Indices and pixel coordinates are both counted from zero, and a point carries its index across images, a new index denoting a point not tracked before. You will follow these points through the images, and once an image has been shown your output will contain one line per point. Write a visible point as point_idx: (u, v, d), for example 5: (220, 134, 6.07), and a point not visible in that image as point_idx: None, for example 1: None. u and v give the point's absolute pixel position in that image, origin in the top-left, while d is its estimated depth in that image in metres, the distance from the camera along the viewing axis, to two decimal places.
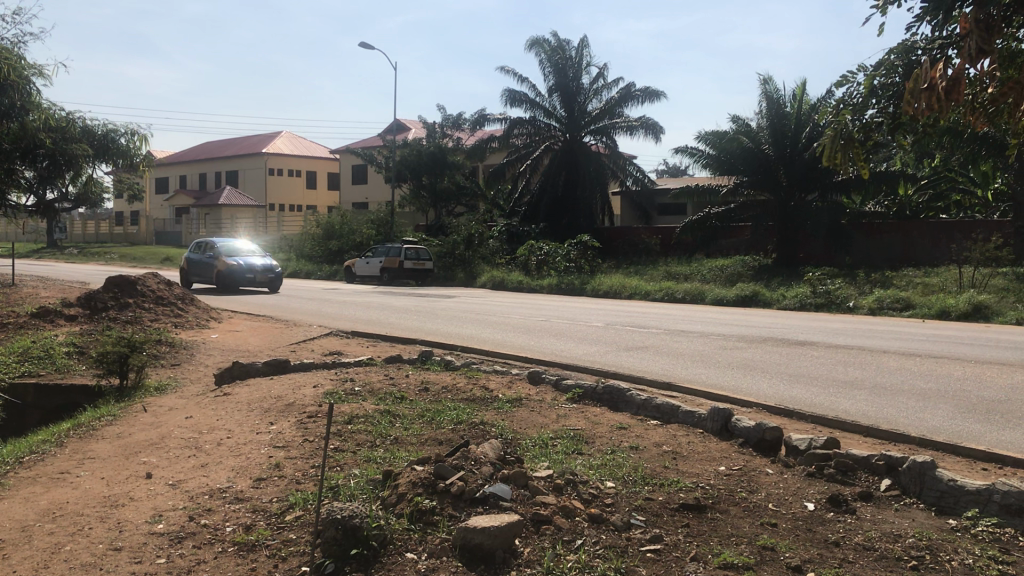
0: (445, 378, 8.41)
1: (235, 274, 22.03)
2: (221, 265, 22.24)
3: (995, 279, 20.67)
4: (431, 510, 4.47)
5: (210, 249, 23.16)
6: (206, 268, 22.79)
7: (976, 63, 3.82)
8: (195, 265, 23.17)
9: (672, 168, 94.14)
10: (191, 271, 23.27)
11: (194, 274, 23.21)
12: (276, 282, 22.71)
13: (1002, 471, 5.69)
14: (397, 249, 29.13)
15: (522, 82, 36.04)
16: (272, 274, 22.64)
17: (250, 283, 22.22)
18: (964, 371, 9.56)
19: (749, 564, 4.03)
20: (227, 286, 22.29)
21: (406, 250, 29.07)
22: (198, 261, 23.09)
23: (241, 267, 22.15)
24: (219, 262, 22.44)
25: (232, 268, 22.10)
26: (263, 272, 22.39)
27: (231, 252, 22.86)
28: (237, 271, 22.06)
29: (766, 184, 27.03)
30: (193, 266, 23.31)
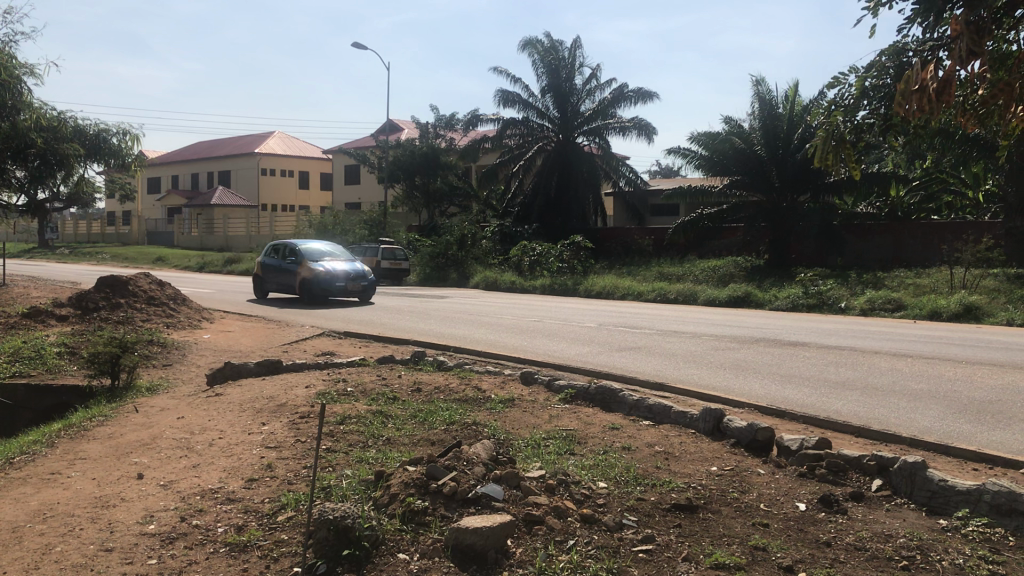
0: (438, 379, 8.41)
1: (322, 284, 18.48)
2: (306, 272, 18.65)
3: (986, 280, 20.72)
4: (423, 511, 4.47)
5: (288, 254, 19.63)
6: (288, 274, 19.21)
7: (967, 65, 3.85)
8: (274, 271, 19.61)
9: (664, 169, 94.30)
10: (268, 278, 19.75)
11: (272, 283, 19.72)
12: (368, 291, 19.11)
13: (992, 471, 5.71)
14: (374, 249, 28.65)
15: (515, 82, 36.04)
16: (363, 280, 19.03)
17: (338, 294, 18.59)
18: (955, 372, 9.60)
19: (741, 564, 4.03)
20: (312, 297, 18.67)
21: (384, 250, 28.77)
22: (277, 267, 19.57)
23: (327, 274, 18.55)
24: (303, 268, 18.83)
25: (318, 276, 18.51)
26: (355, 280, 18.80)
27: (315, 255, 19.28)
28: (324, 280, 18.47)
29: (758, 185, 27.10)
30: (270, 274, 19.82)
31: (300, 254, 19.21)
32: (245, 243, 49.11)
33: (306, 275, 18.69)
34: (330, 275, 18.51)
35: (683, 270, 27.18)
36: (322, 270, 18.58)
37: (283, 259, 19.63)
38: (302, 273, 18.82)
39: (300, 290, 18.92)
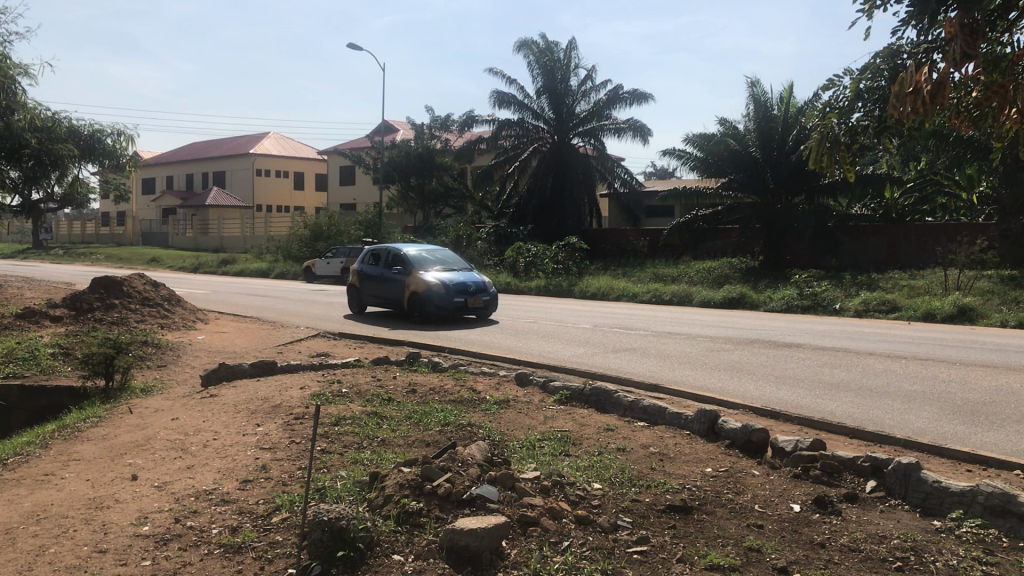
0: (433, 380, 8.40)
1: (435, 300, 14.50)
2: (417, 285, 14.76)
3: (980, 283, 20.76)
4: (418, 512, 4.47)
5: (390, 260, 15.76)
6: (392, 286, 15.39)
7: (961, 67, 3.86)
8: (375, 282, 15.80)
9: (660, 171, 94.29)
10: (368, 290, 15.98)
11: (372, 297, 15.93)
12: (490, 306, 15.07)
13: (986, 472, 5.72)
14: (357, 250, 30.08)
15: (511, 83, 36.07)
16: (485, 294, 15.04)
17: (455, 312, 14.58)
18: (951, 374, 9.61)
19: (736, 565, 4.04)
20: (423, 315, 14.76)
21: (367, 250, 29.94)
22: (378, 276, 15.78)
23: (441, 288, 14.55)
24: (411, 280, 14.95)
25: (432, 290, 14.54)
26: (475, 294, 14.77)
27: (426, 263, 15.34)
28: (438, 295, 14.49)
29: (752, 187, 27.15)
30: (368, 286, 16.02)
31: (407, 262, 15.28)
32: (240, 244, 49.08)
33: (416, 288, 14.80)
34: (446, 288, 14.54)
35: (677, 271, 27.21)
36: (435, 283, 14.63)
37: (384, 267, 15.78)
38: (411, 285, 14.90)
39: (407, 305, 15.07)
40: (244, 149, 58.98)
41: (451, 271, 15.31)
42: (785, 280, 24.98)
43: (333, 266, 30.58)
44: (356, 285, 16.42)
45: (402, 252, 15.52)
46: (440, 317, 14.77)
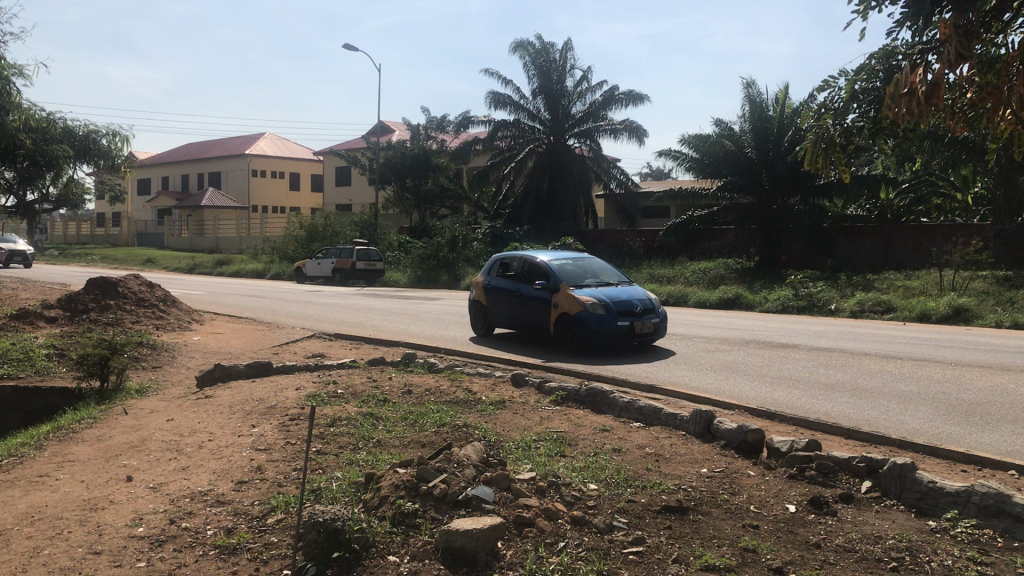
0: (429, 381, 8.39)
1: (591, 324, 10.83)
2: (568, 304, 11.13)
3: (975, 283, 20.81)
4: (414, 513, 4.47)
5: (528, 271, 12.16)
6: (531, 305, 11.84)
7: (955, 68, 3.86)
8: (510, 299, 12.24)
9: (656, 172, 94.47)
10: (498, 310, 12.51)
11: (506, 316, 12.37)
12: (661, 331, 11.27)
13: (981, 473, 5.73)
14: (349, 249, 30.23)
15: (507, 84, 36.07)
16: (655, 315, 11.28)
17: (618, 341, 10.86)
18: (946, 374, 9.63)
19: (731, 566, 4.04)
20: (578, 345, 11.12)
21: (358, 250, 30.17)
22: (512, 292, 12.26)
23: (599, 309, 10.86)
24: (558, 297, 11.33)
25: (588, 310, 10.86)
26: (641, 315, 11.01)
27: (574, 275, 11.70)
28: (595, 317, 10.81)
29: (748, 188, 27.20)
30: (500, 304, 12.47)
31: (553, 274, 11.62)
32: (236, 245, 49.02)
33: (566, 309, 11.19)
34: (606, 308, 10.83)
35: (673, 272, 27.23)
36: (591, 301, 10.94)
37: (519, 280, 12.23)
38: (561, 306, 11.27)
39: (553, 329, 11.46)
40: (240, 150, 58.91)
41: (610, 286, 11.59)
42: (780, 280, 25.02)
43: (324, 266, 30.74)
44: (482, 302, 12.93)
45: (543, 262, 11.87)
46: (599, 346, 11.04)
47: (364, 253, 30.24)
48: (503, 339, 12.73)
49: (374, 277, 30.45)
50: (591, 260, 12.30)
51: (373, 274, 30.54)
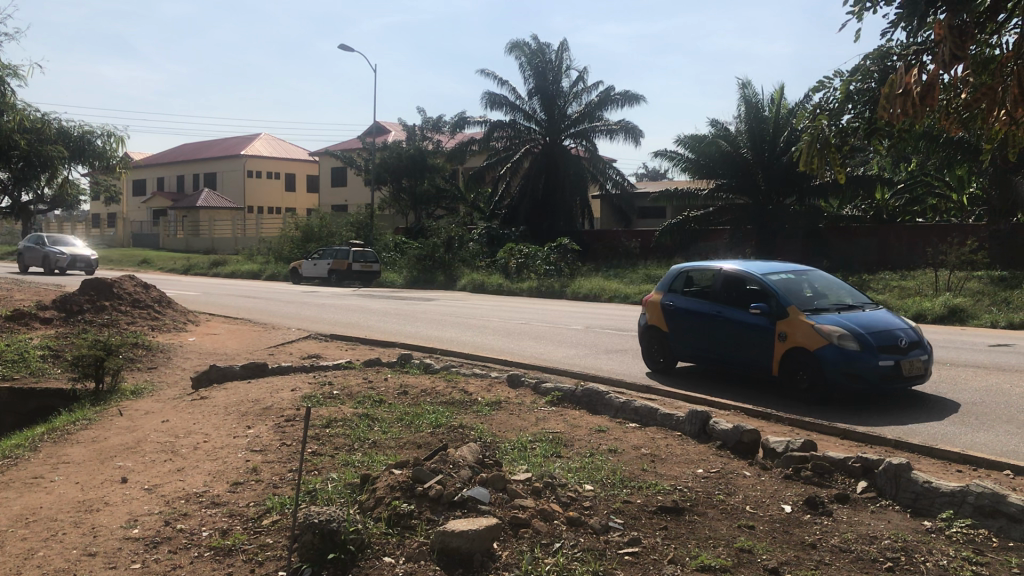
0: (424, 381, 8.39)
1: (839, 366, 7.71)
2: (802, 336, 8.00)
3: (970, 283, 20.86)
4: (409, 514, 4.46)
5: (732, 292, 9.00)
6: (736, 334, 8.71)
7: (950, 69, 3.86)
8: (705, 327, 9.06)
9: (651, 173, 94.59)
10: (681, 339, 9.39)
11: (699, 347, 9.17)
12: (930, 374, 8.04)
13: (976, 473, 5.74)
14: (345, 250, 30.18)
15: (502, 85, 36.07)
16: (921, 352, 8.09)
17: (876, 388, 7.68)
18: (941, 374, 9.64)
19: (727, 566, 4.04)
20: (816, 393, 7.96)
21: (354, 251, 30.11)
22: (705, 314, 9.11)
23: (851, 343, 7.74)
24: (787, 325, 8.17)
25: (833, 345, 7.75)
26: (907, 352, 7.80)
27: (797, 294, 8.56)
28: (843, 355, 7.70)
29: (744, 188, 27.23)
30: (689, 333, 9.29)
31: (776, 293, 8.45)
32: (231, 245, 48.97)
33: (800, 342, 8.05)
34: (860, 342, 7.71)
35: None
36: (838, 331, 7.81)
37: (718, 302, 9.03)
38: (792, 339, 8.11)
39: (779, 369, 8.30)
40: (236, 150, 58.83)
41: (845, 308, 8.46)
42: None
43: (320, 267, 30.69)
44: (658, 326, 9.73)
45: (756, 277, 8.77)
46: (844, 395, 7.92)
47: (360, 254, 30.24)
48: (686, 377, 9.58)
49: (369, 278, 30.43)
50: (816, 272, 9.15)
51: (368, 275, 30.52)
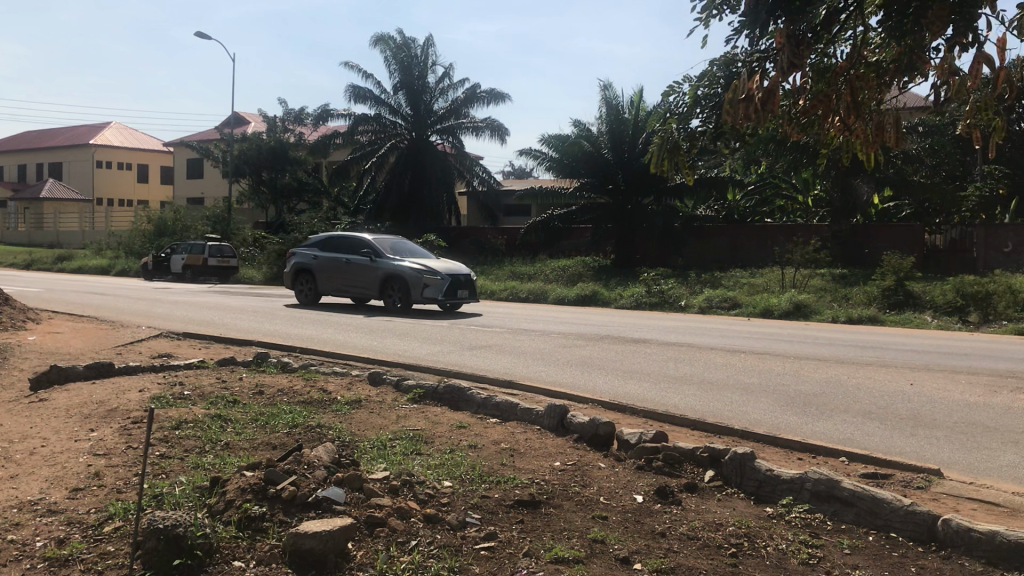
0: (281, 380, 8.21)
1: None
2: None
3: (813, 280, 22.04)
4: (261, 516, 4.35)
5: None
6: None
7: (788, 76, 4.05)
8: None
9: (517, 172, 96.08)
10: None
11: None
12: None
13: (815, 460, 6.06)
14: (200, 245, 29.13)
15: (367, 78, 35.74)
16: None
17: None
18: (784, 367, 10.13)
19: (580, 557, 4.12)
20: None
21: (210, 246, 29.13)
22: None
23: None
24: None
25: None
26: None
27: None
28: None
29: (604, 188, 27.93)
30: None
31: None
32: (79, 239, 46.57)
33: None
34: None
35: (533, 269, 27.64)
36: None
37: None
38: None
39: None
40: (83, 140, 55.97)
41: None
42: (633, 278, 25.87)
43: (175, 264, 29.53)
44: None
45: None
46: None
47: (218, 249, 29.24)
48: None
49: (227, 274, 29.49)
50: None
51: (225, 271, 29.57)
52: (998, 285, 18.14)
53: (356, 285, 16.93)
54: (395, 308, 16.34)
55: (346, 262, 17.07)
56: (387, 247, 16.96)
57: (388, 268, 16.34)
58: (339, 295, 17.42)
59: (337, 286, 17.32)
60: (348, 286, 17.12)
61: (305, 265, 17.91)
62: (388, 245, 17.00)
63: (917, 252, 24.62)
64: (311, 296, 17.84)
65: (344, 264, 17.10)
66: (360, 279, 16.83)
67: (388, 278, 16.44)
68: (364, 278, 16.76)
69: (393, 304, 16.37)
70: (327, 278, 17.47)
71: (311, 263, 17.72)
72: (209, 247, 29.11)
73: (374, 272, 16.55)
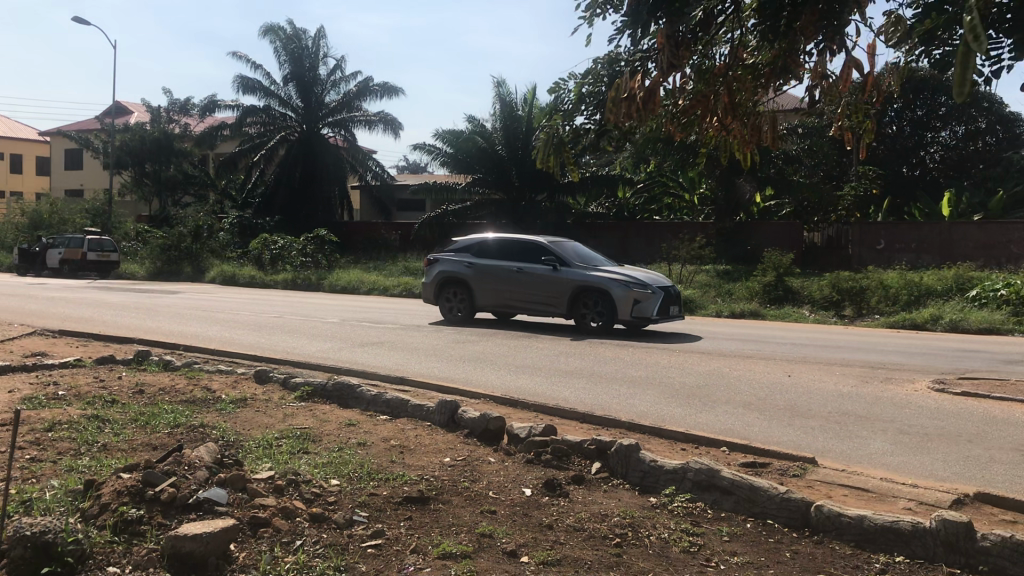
0: (163, 379, 7.94)
1: None
2: None
3: (700, 276, 22.64)
4: (138, 520, 4.21)
5: None
6: None
7: (667, 76, 4.16)
8: None
9: (412, 167, 95.68)
10: None
11: None
12: None
13: (698, 450, 6.25)
14: (79, 239, 27.89)
15: (256, 69, 34.89)
16: None
17: None
18: (670, 360, 10.39)
19: (467, 551, 4.13)
20: None
21: (89, 240, 27.92)
22: None
23: None
24: None
25: None
26: None
27: None
28: None
29: (498, 184, 28.05)
30: None
31: None
32: None
33: None
34: None
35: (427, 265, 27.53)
36: None
37: None
38: None
39: None
40: None
41: None
42: None
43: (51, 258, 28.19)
44: None
45: None
46: None
47: (98, 243, 28.05)
48: None
49: (107, 268, 28.33)
50: None
51: (106, 266, 28.40)
52: (873, 281, 19.00)
53: (534, 300, 13.16)
54: (594, 328, 12.67)
55: (524, 270, 13.23)
56: (575, 253, 13.26)
57: (583, 279, 12.65)
58: (505, 310, 13.56)
59: (504, 299, 13.46)
60: (514, 301, 13.37)
61: (454, 273, 14.04)
62: (574, 250, 13.29)
63: (796, 248, 25.78)
64: (465, 310, 13.95)
65: (516, 273, 13.32)
66: (538, 294, 13.11)
67: (587, 292, 12.71)
68: (544, 293, 13.05)
69: (591, 323, 12.71)
70: (489, 288, 13.59)
71: (466, 270, 13.87)
72: (87, 240, 27.88)
73: (560, 285, 12.85)
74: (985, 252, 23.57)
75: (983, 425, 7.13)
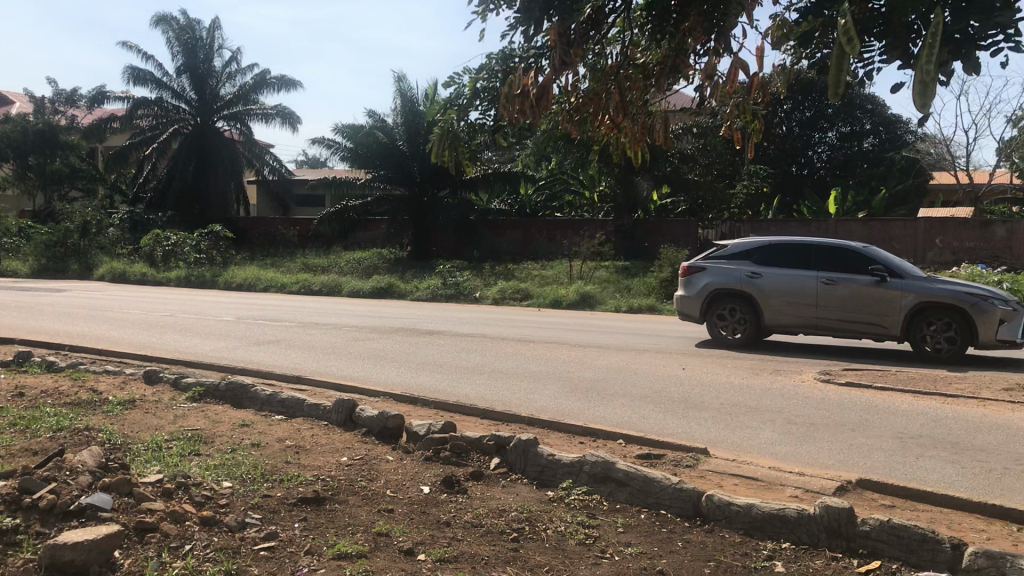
0: (45, 382, 7.60)
1: None
2: None
3: (599, 272, 22.98)
4: (15, 530, 4.02)
5: None
6: None
7: (560, 73, 4.19)
8: None
9: (311, 162, 94.21)
10: None
11: None
12: None
13: (595, 443, 6.33)
14: None
15: (147, 60, 33.77)
16: None
17: None
18: (570, 355, 10.51)
19: (363, 551, 4.09)
20: None
21: None
22: None
23: None
24: None
25: None
26: None
27: None
28: None
29: (400, 179, 27.80)
30: None
31: None
32: None
33: None
34: None
35: (327, 261, 27.15)
36: None
37: None
38: None
39: None
40: None
41: None
42: (429, 270, 25.96)
43: None
44: None
45: None
46: None
47: None
48: None
49: None
50: None
51: None
52: None
53: (852, 318, 10.68)
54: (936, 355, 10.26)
55: (840, 283, 10.73)
56: (902, 264, 10.84)
57: (921, 294, 10.27)
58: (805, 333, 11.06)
59: (806, 318, 10.97)
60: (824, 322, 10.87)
61: (729, 287, 11.51)
62: (898, 260, 10.87)
63: (693, 245, 26.32)
64: (747, 332, 11.38)
65: (823, 286, 10.85)
66: (856, 313, 10.67)
67: (925, 310, 10.34)
68: (865, 311, 10.63)
69: (937, 350, 10.25)
70: (784, 306, 11.10)
71: (748, 283, 11.34)
72: None
73: (893, 301, 10.44)
74: (867, 248, 24.66)
75: (864, 413, 7.44)
